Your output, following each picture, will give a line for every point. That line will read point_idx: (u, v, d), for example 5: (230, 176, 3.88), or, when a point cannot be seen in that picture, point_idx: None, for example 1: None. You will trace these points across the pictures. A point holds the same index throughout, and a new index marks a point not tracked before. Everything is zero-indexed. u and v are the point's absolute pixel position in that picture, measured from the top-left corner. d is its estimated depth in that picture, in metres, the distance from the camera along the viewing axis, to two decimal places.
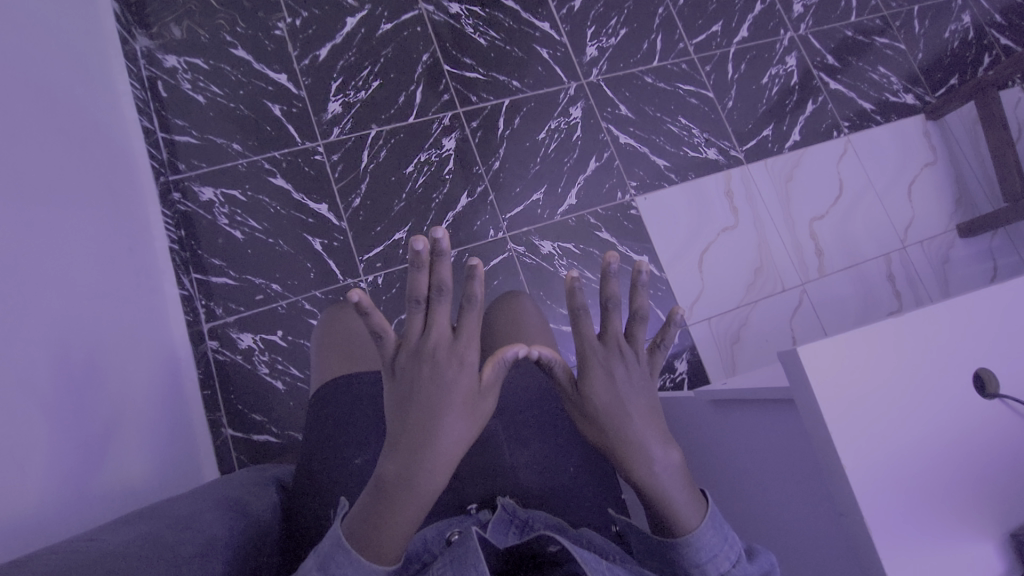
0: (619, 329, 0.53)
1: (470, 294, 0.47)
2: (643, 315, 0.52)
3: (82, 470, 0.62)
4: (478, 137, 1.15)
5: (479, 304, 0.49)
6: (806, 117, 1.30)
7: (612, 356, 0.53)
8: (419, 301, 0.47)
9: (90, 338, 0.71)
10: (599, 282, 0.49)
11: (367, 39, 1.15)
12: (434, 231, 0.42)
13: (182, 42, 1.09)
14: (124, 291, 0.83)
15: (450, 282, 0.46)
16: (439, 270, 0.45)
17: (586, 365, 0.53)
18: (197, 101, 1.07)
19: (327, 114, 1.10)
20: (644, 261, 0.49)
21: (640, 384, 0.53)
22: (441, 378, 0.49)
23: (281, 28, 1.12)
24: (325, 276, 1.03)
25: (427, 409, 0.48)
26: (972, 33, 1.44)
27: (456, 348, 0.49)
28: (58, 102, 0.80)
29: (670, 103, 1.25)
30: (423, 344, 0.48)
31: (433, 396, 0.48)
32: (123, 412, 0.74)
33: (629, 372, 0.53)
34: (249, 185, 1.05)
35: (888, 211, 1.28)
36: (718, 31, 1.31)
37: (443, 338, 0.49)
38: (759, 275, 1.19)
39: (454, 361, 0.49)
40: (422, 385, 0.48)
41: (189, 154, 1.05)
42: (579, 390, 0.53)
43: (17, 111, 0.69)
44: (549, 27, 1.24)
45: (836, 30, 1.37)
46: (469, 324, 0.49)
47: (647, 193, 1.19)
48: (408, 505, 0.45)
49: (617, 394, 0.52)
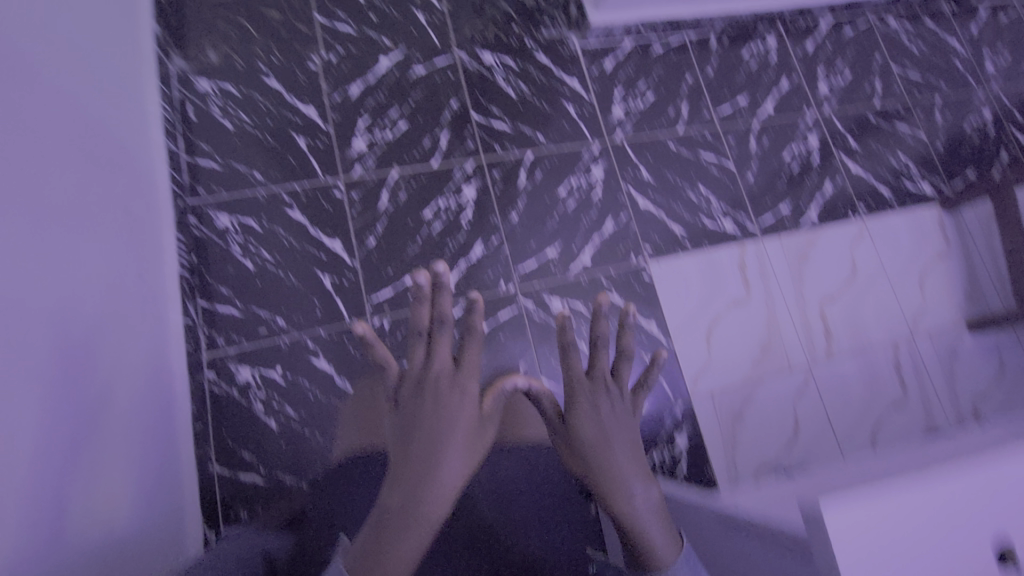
0: (606, 367, 0.70)
1: (471, 327, 0.62)
2: (627, 355, 0.71)
3: (63, 492, 0.61)
4: (498, 187, 1.15)
5: (478, 336, 0.63)
6: (825, 197, 1.31)
7: (599, 392, 0.69)
8: (420, 336, 0.61)
9: (92, 327, 0.72)
10: (592, 318, 0.67)
11: (400, 81, 1.18)
12: (435, 268, 0.56)
13: (217, 67, 1.11)
14: (131, 292, 0.84)
15: (448, 315, 0.59)
16: (440, 305, 0.59)
17: (577, 397, 0.68)
18: (224, 126, 1.08)
19: (352, 151, 1.11)
20: (631, 309, 0.69)
21: (620, 416, 0.69)
22: (441, 409, 0.60)
23: (316, 62, 1.16)
24: (330, 314, 1.02)
25: (430, 442, 0.59)
26: (991, 127, 1.48)
27: (457, 380, 0.62)
28: (89, 102, 0.82)
29: (691, 171, 1.26)
30: (426, 374, 0.61)
31: (434, 426, 0.60)
32: (112, 403, 0.74)
33: (612, 405, 0.69)
34: (265, 215, 1.04)
35: (899, 299, 1.27)
36: (743, 104, 1.35)
37: (445, 370, 0.62)
38: (767, 353, 1.17)
39: (454, 385, 0.62)
40: (425, 416, 0.60)
41: (210, 179, 1.05)
42: (572, 419, 0.68)
43: (48, 105, 0.71)
44: (578, 84, 1.28)
45: (858, 114, 1.41)
46: (469, 357, 0.63)
47: (661, 259, 1.18)
48: (409, 534, 0.55)
49: (603, 427, 0.67)
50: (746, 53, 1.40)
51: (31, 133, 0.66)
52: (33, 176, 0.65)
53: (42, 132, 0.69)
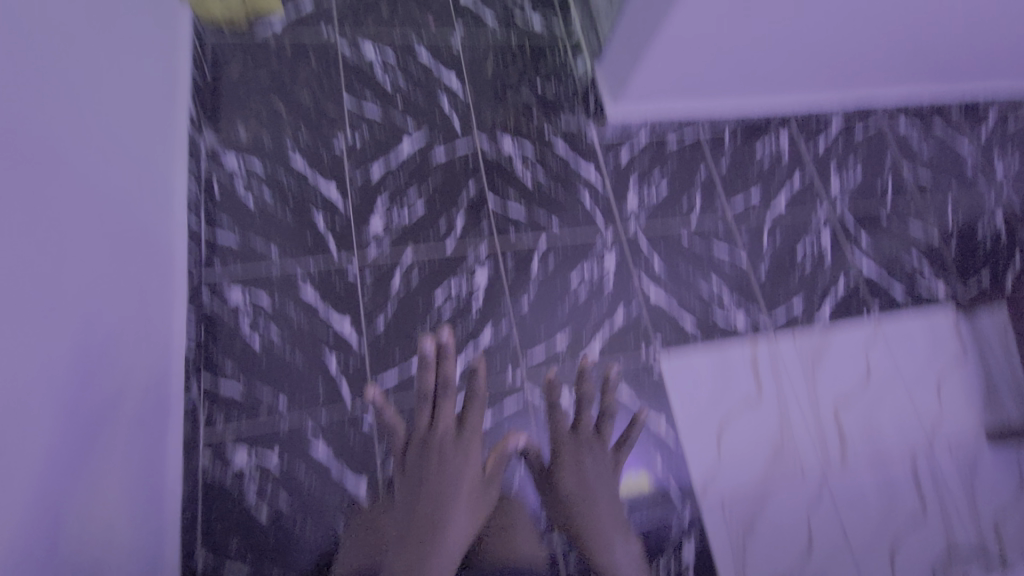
0: (587, 425, 1.04)
1: (474, 388, 0.91)
2: (606, 416, 1.04)
3: (70, 495, 0.68)
4: (510, 274, 1.17)
5: (478, 400, 0.91)
6: (838, 295, 1.30)
7: (579, 444, 1.02)
8: (427, 400, 0.88)
9: (112, 332, 0.81)
10: (580, 380, 1.03)
11: (421, 164, 1.22)
12: (441, 335, 0.84)
13: (246, 145, 1.16)
14: (150, 304, 0.93)
15: (453, 379, 0.87)
16: (446, 370, 0.86)
17: (563, 448, 1.02)
18: (247, 202, 1.11)
19: (368, 232, 1.13)
20: (611, 375, 1.04)
21: (597, 469, 1.01)
22: (448, 465, 0.87)
23: (341, 144, 1.20)
24: (333, 397, 1.00)
25: (438, 492, 0.86)
26: (1005, 231, 1.48)
27: (459, 442, 0.89)
28: (115, 188, 0.86)
29: (702, 263, 1.27)
30: (432, 438, 0.88)
31: (442, 478, 0.86)
32: (122, 408, 0.81)
33: (592, 459, 1.01)
34: (278, 293, 1.05)
35: (915, 406, 1.24)
36: (756, 198, 1.37)
37: (447, 434, 0.88)
38: (778, 458, 1.14)
39: (458, 446, 0.89)
40: (433, 472, 0.87)
41: (228, 254, 1.07)
42: (560, 465, 1.01)
43: (95, 138, 0.81)
44: (594, 174, 1.31)
45: (870, 213, 1.43)
46: (472, 420, 0.90)
47: (671, 354, 1.18)
48: (432, 562, 0.81)
49: (583, 476, 1.00)
50: (759, 149, 1.44)
51: (52, 226, 0.68)
52: (49, 269, 0.67)
53: (86, 164, 0.78)
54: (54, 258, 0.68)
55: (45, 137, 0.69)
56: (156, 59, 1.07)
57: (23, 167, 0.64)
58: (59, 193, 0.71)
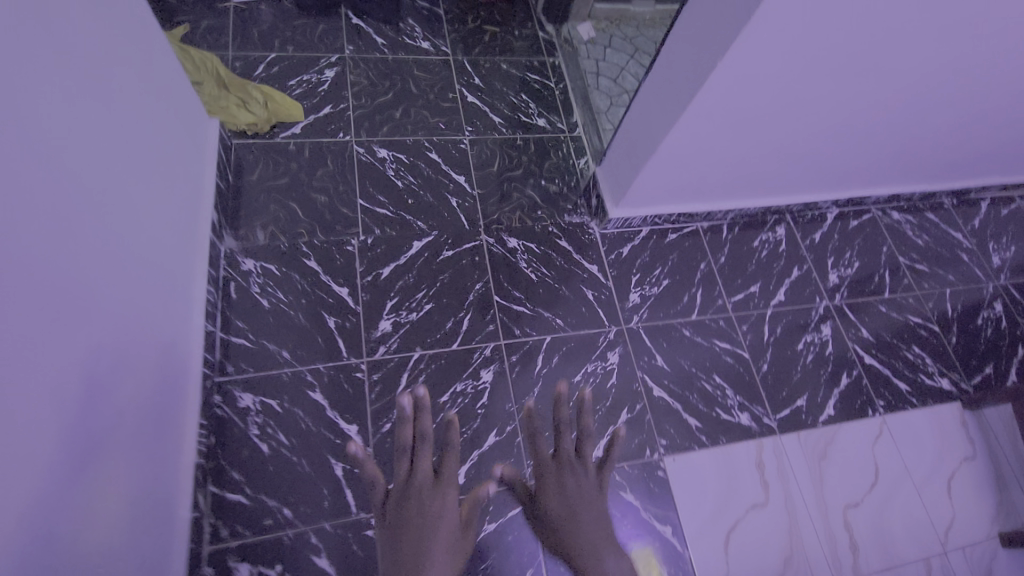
0: (569, 447, 0.81)
1: (450, 439, 0.76)
2: (589, 433, 0.81)
3: (57, 506, 0.66)
4: (515, 372, 1.19)
5: (456, 448, 0.76)
6: (841, 391, 1.31)
7: (563, 471, 0.80)
8: (406, 453, 0.73)
9: (117, 354, 0.80)
10: (556, 404, 0.81)
11: (429, 264, 1.27)
12: (415, 390, 0.72)
13: (263, 247, 1.22)
14: (161, 339, 0.94)
15: (428, 430, 0.74)
16: (422, 423, 0.74)
17: (545, 478, 0.80)
18: (262, 304, 1.16)
19: (377, 331, 1.17)
20: (586, 391, 0.81)
21: (589, 495, 0.78)
22: (424, 511, 0.70)
23: (353, 245, 1.26)
24: (338, 506, 1.01)
25: (414, 544, 0.67)
26: (1004, 321, 1.50)
27: (436, 489, 0.72)
28: (143, 302, 0.88)
29: (706, 359, 1.29)
30: (409, 488, 0.71)
31: (417, 528, 0.68)
32: (120, 428, 0.79)
33: (579, 484, 0.79)
34: (287, 396, 1.08)
35: (927, 508, 1.21)
36: (756, 291, 1.41)
37: (425, 482, 0.72)
38: (789, 567, 1.11)
39: (435, 494, 0.72)
40: (410, 523, 0.68)
41: (240, 357, 1.10)
42: (542, 499, 0.78)
43: (132, 231, 0.86)
44: (597, 269, 1.35)
45: (869, 304, 1.45)
46: (448, 468, 0.74)
47: (676, 454, 1.17)
48: None
49: (571, 508, 0.76)
50: (757, 243, 1.48)
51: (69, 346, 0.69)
52: (57, 389, 0.67)
53: (118, 281, 0.82)
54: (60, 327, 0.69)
55: (82, 264, 0.73)
56: (192, 169, 1.14)
57: (45, 291, 0.66)
58: (87, 313, 0.73)
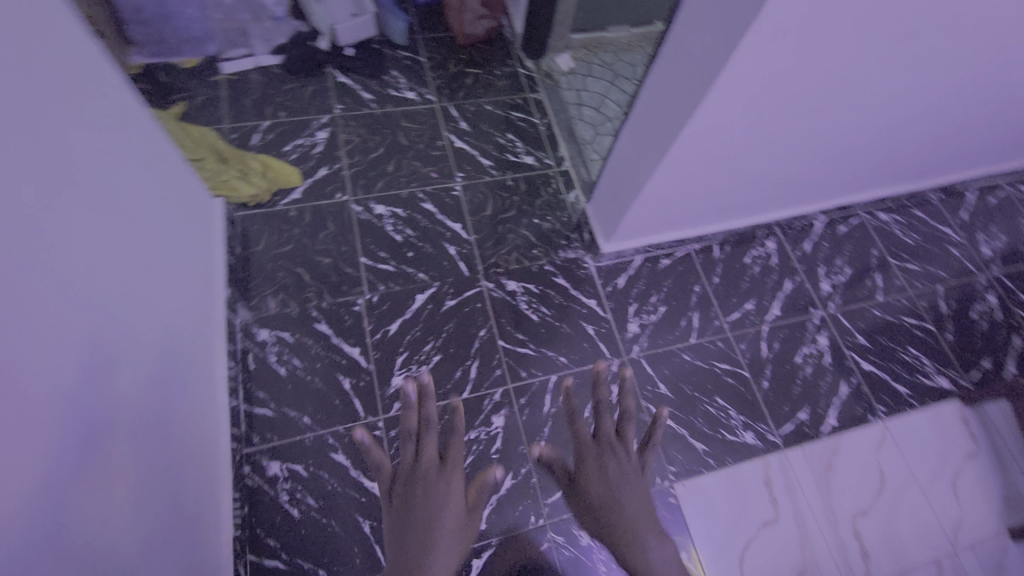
0: (610, 428, 0.89)
1: (454, 423, 0.85)
2: (628, 415, 0.90)
3: (73, 502, 0.64)
4: (525, 414, 1.24)
5: (459, 432, 0.85)
6: (842, 400, 1.35)
7: (603, 449, 0.88)
8: (411, 436, 0.82)
9: (159, 446, 0.87)
10: (597, 386, 0.90)
11: (433, 315, 1.33)
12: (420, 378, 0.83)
13: (275, 316, 1.28)
14: (181, 397, 0.98)
15: (433, 416, 0.83)
16: (426, 408, 0.83)
17: (586, 456, 0.87)
18: (279, 372, 1.22)
19: (391, 388, 1.23)
20: (626, 372, 0.90)
21: (627, 472, 0.86)
22: (429, 491, 0.77)
23: (360, 304, 1.32)
24: (370, 563, 1.08)
25: (420, 519, 0.74)
26: (999, 312, 1.53)
27: (442, 470, 0.80)
28: (172, 397, 0.95)
29: (707, 383, 1.34)
30: (418, 469, 0.79)
31: (425, 506, 0.76)
32: (131, 445, 0.79)
33: (618, 462, 0.86)
34: (312, 460, 1.14)
35: (934, 509, 1.26)
36: (751, 309, 1.45)
37: (431, 464, 0.80)
38: None
39: (442, 474, 0.79)
40: (417, 502, 0.76)
41: (264, 427, 1.16)
42: (582, 475, 0.86)
43: (155, 331, 0.92)
44: (595, 303, 1.40)
45: (864, 309, 1.49)
46: (454, 450, 0.82)
47: (686, 480, 1.22)
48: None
49: (609, 482, 0.84)
50: (749, 259, 1.52)
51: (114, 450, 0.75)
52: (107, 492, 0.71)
53: (150, 382, 0.88)
54: (62, 342, 0.67)
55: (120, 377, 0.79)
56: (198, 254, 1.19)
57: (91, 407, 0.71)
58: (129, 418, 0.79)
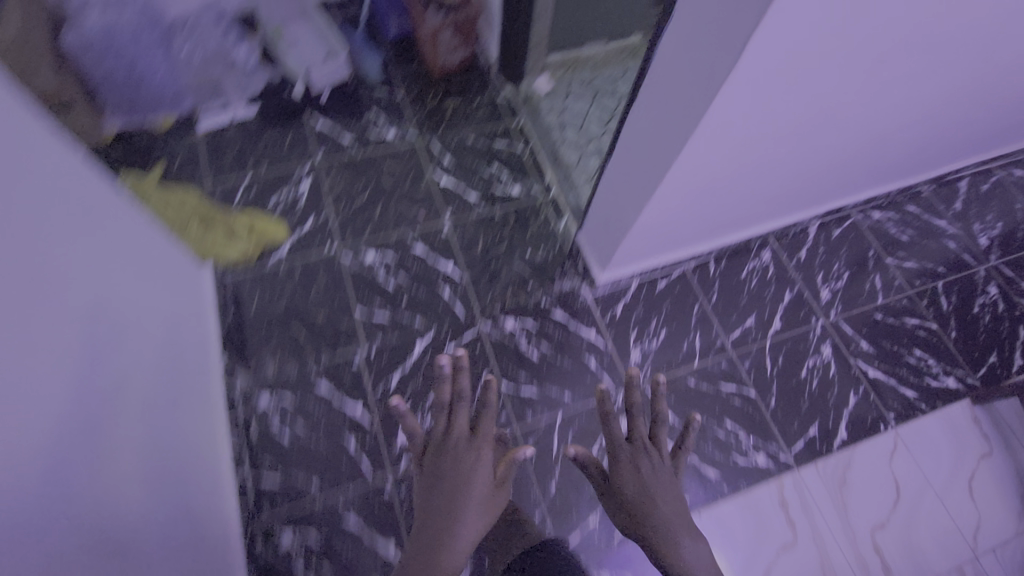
0: (642, 431, 1.00)
1: (485, 400, 0.97)
2: (661, 418, 1.02)
3: None
4: (534, 458, 1.23)
5: (490, 408, 0.97)
6: (851, 411, 1.34)
7: (637, 449, 0.99)
8: (445, 408, 0.95)
9: (164, 540, 0.86)
10: (631, 389, 1.02)
11: (433, 363, 1.31)
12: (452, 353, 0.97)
13: (274, 379, 1.27)
14: (184, 477, 0.98)
15: (465, 390, 0.96)
16: (460, 383, 0.97)
17: (619, 456, 0.98)
18: (283, 438, 1.21)
19: (397, 444, 1.21)
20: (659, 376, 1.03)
21: (657, 471, 0.97)
22: (459, 461, 0.92)
23: (358, 359, 1.30)
24: None
25: (448, 483, 0.89)
26: (1001, 303, 1.52)
27: (472, 442, 0.94)
28: (175, 484, 0.94)
29: (715, 406, 1.33)
30: (450, 439, 0.93)
31: (454, 472, 0.91)
32: (136, 547, 0.79)
33: (650, 462, 0.98)
34: (325, 527, 1.14)
35: (953, 515, 1.25)
36: (752, 325, 1.44)
37: (462, 436, 0.94)
38: None
39: (472, 445, 0.93)
40: (447, 468, 0.91)
41: (274, 498, 1.16)
42: (616, 471, 0.97)
43: (152, 421, 0.92)
44: (595, 334, 1.39)
45: (865, 314, 1.48)
46: (484, 425, 0.96)
47: (701, 509, 1.21)
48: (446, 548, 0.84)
49: (640, 476, 0.96)
50: (746, 273, 1.51)
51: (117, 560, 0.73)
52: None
53: (151, 475, 0.87)
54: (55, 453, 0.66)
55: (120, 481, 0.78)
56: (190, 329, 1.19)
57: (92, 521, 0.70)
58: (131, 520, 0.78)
